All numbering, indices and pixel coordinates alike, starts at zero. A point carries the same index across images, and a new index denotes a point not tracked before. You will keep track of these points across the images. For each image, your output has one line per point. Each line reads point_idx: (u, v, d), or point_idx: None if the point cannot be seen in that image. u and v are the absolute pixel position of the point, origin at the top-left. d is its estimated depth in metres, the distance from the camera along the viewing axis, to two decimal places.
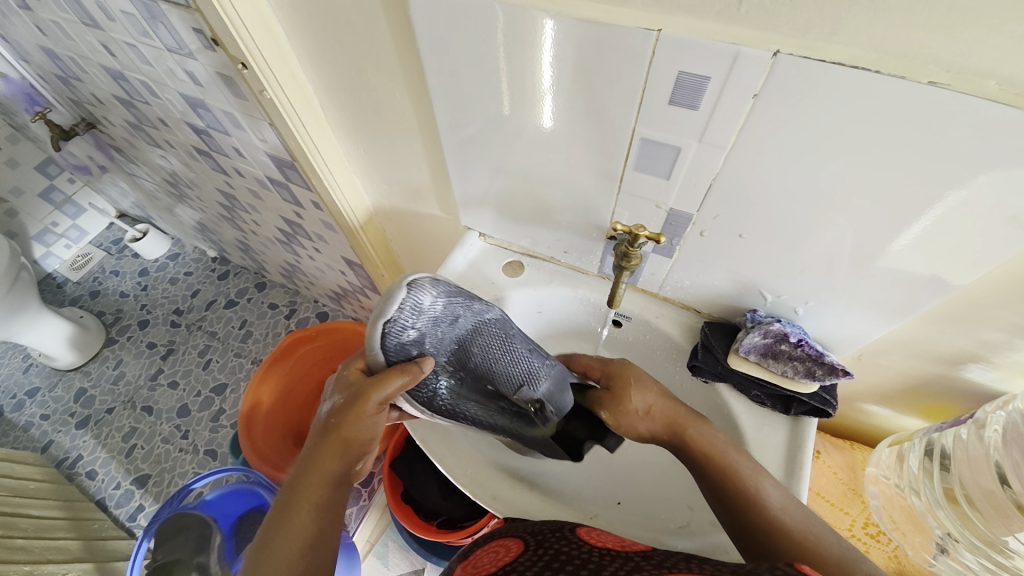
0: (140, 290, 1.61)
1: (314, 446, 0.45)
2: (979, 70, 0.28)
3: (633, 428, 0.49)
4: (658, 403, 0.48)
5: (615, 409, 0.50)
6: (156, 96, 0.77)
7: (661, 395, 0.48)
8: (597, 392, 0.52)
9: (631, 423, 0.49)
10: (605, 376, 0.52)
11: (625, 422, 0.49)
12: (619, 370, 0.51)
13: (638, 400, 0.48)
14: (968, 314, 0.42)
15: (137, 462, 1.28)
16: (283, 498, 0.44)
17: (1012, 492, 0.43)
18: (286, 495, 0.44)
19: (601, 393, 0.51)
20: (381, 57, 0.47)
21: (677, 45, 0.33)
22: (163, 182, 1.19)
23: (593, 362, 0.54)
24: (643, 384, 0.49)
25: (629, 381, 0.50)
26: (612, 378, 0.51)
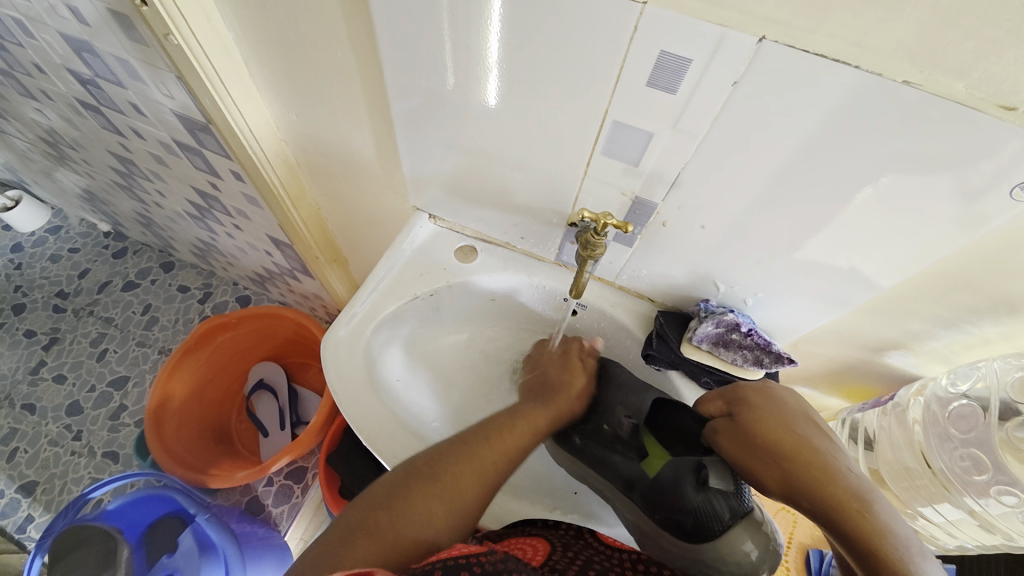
0: (11, 269, 1.36)
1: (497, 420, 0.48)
2: (949, 72, 0.28)
3: (758, 473, 0.44)
4: (806, 455, 0.42)
5: (744, 450, 0.45)
6: (24, 34, 0.63)
7: (807, 446, 0.43)
8: (723, 425, 0.47)
9: (761, 472, 0.44)
10: (738, 409, 0.47)
11: (751, 468, 0.45)
12: (756, 406, 0.46)
13: (772, 450, 0.44)
14: (898, 306, 0.45)
15: (19, 468, 1.10)
16: (448, 457, 0.44)
17: (933, 471, 0.52)
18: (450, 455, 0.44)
19: (733, 426, 0.46)
20: (319, 5, 0.41)
21: (662, 22, 0.31)
22: (38, 141, 1.00)
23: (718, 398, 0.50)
24: (785, 430, 0.44)
25: (768, 419, 0.45)
26: (746, 412, 0.46)
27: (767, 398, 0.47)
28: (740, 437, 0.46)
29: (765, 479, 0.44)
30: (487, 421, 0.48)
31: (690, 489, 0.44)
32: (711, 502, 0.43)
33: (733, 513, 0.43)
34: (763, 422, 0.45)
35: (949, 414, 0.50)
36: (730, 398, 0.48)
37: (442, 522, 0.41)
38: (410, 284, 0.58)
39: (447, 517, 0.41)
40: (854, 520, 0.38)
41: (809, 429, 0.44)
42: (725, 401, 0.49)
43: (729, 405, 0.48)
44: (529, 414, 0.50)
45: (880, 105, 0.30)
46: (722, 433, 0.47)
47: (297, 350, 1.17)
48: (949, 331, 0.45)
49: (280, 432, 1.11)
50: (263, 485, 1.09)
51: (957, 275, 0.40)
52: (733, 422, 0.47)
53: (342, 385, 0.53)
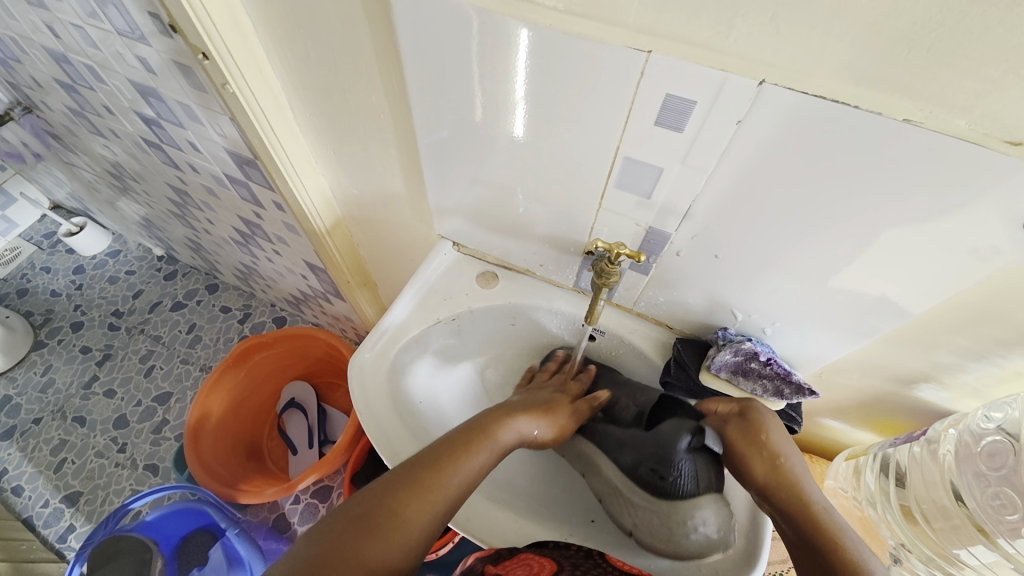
0: (74, 290, 1.48)
1: (455, 442, 0.47)
2: (950, 110, 0.29)
3: (750, 462, 0.48)
4: (795, 464, 0.47)
5: (746, 443, 0.48)
6: (101, 82, 0.71)
7: (797, 460, 0.47)
8: (731, 418, 0.50)
9: (756, 467, 0.47)
10: (749, 408, 0.50)
11: (746, 460, 0.48)
12: (765, 411, 0.50)
13: (772, 452, 0.47)
14: (924, 337, 0.44)
15: (67, 478, 1.17)
16: (402, 482, 0.43)
17: (969, 511, 0.47)
18: (405, 479, 0.44)
19: (740, 422, 0.50)
20: (357, 55, 0.45)
21: (666, 68, 0.33)
22: (105, 173, 1.10)
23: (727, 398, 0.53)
24: (784, 438, 0.48)
25: (773, 424, 0.49)
26: (755, 412, 0.50)
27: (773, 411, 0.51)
28: (745, 432, 0.49)
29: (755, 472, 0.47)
30: (443, 441, 0.47)
31: (682, 452, 0.49)
32: (695, 463, 0.49)
33: (707, 483, 0.48)
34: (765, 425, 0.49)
35: (980, 450, 0.46)
36: (741, 398, 0.51)
37: (408, 544, 0.41)
38: (433, 310, 0.61)
39: (406, 540, 0.41)
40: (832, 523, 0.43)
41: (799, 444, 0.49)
42: (735, 400, 0.51)
43: (737, 402, 0.51)
44: (487, 429, 0.49)
45: (884, 141, 0.31)
46: (728, 424, 0.50)
47: (327, 370, 1.22)
48: (980, 363, 0.44)
49: (308, 450, 1.15)
50: (289, 503, 1.11)
51: (980, 305, 0.39)
52: (741, 418, 0.50)
53: (366, 404, 0.55)
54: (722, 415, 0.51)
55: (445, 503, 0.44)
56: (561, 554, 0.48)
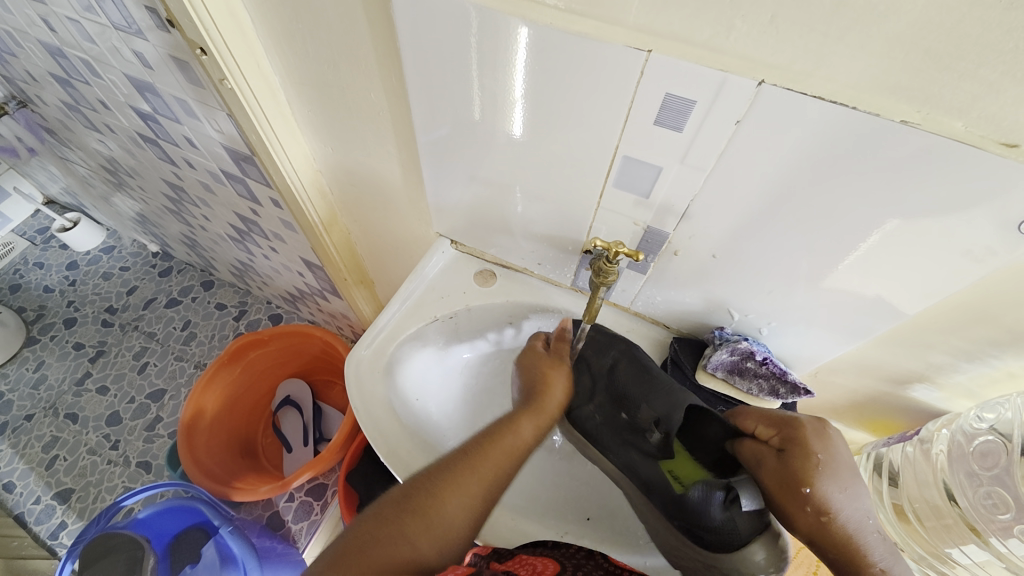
0: (67, 285, 1.47)
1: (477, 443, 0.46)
2: (946, 112, 0.29)
3: (790, 513, 0.43)
4: (843, 515, 0.42)
5: (785, 495, 0.43)
6: (96, 76, 0.70)
7: (846, 507, 0.42)
8: (768, 456, 0.44)
9: (797, 517, 0.43)
10: (792, 448, 0.43)
11: (785, 509, 0.43)
12: (811, 451, 0.43)
13: (817, 505, 0.42)
14: (919, 337, 0.44)
15: (58, 475, 1.16)
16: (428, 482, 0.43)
17: (960, 510, 0.48)
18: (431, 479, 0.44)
19: (780, 466, 0.43)
20: (356, 54, 0.45)
21: (666, 67, 0.33)
22: (100, 168, 1.09)
23: (762, 419, 0.46)
24: (833, 486, 0.42)
25: (820, 469, 0.42)
26: (798, 454, 0.43)
27: (819, 436, 0.44)
28: (785, 480, 0.43)
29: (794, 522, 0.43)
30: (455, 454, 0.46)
31: (716, 506, 0.43)
32: (734, 521, 0.42)
33: (752, 529, 0.42)
34: (809, 469, 0.42)
35: (973, 449, 0.47)
36: (784, 431, 0.44)
37: (424, 553, 0.41)
38: (430, 307, 0.61)
39: (423, 550, 0.41)
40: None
41: (851, 482, 0.43)
42: (777, 431, 0.45)
43: (778, 436, 0.45)
44: (498, 435, 0.46)
45: (882, 142, 0.31)
46: (765, 467, 0.44)
47: (323, 368, 1.22)
48: (973, 364, 0.44)
49: (303, 448, 1.14)
50: (284, 501, 1.11)
51: (973, 306, 0.40)
52: (782, 460, 0.43)
53: (362, 401, 0.55)
54: (760, 450, 0.45)
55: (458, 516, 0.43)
56: (564, 553, 0.51)
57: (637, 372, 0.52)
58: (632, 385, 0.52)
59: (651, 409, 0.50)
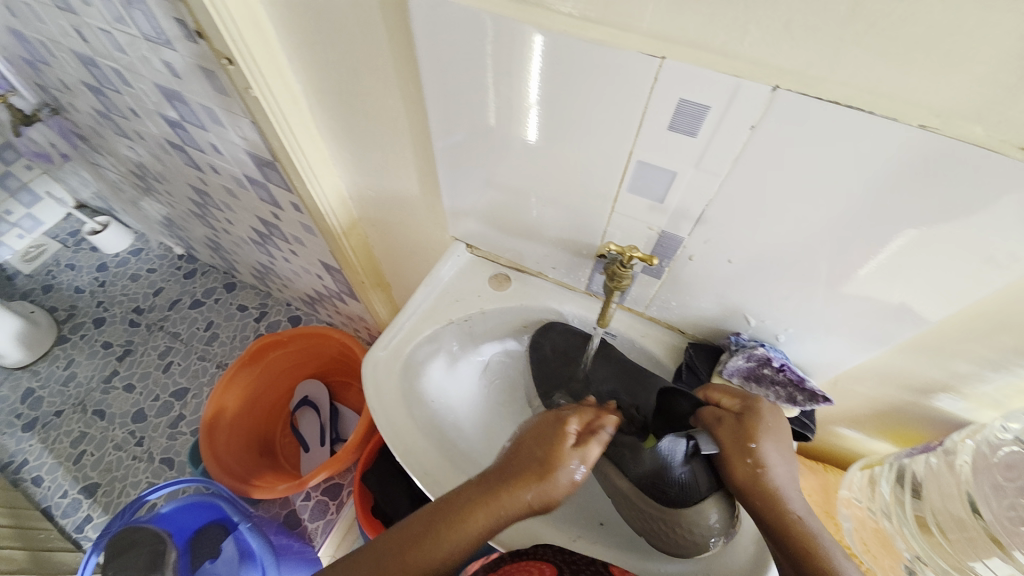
0: (97, 286, 1.52)
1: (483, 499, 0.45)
2: (966, 116, 0.29)
3: (732, 465, 0.46)
4: (776, 474, 0.45)
5: (733, 446, 0.46)
6: (128, 85, 0.73)
7: (780, 471, 0.45)
8: (727, 416, 0.48)
9: (735, 467, 0.45)
10: (749, 413, 0.47)
11: (727, 459, 0.46)
12: (764, 418, 0.47)
13: (757, 458, 0.45)
14: (941, 345, 0.43)
15: (86, 469, 1.20)
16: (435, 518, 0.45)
17: (984, 522, 0.46)
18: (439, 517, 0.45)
19: (734, 423, 0.47)
20: (376, 62, 0.46)
21: (679, 73, 0.33)
22: (129, 174, 1.13)
23: (728, 391, 0.50)
24: (775, 449, 0.46)
25: (766, 432, 0.46)
26: (754, 417, 0.47)
27: (773, 411, 0.48)
28: (736, 435, 0.46)
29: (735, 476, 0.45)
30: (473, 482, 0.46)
31: (678, 461, 0.46)
32: (694, 477, 0.46)
33: (710, 486, 0.46)
34: (757, 429, 0.46)
35: (998, 460, 0.46)
36: (746, 399, 0.48)
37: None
38: (445, 310, 0.62)
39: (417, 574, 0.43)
40: (798, 535, 0.42)
41: (790, 455, 0.47)
42: (739, 400, 0.49)
43: (740, 401, 0.49)
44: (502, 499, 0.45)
45: (900, 147, 0.31)
46: (721, 424, 0.48)
47: (339, 369, 1.24)
48: (999, 373, 0.43)
49: (319, 448, 1.16)
50: (300, 500, 1.13)
51: (998, 313, 0.39)
52: (738, 419, 0.47)
53: (379, 401, 0.56)
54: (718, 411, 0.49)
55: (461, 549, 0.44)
56: (564, 558, 0.48)
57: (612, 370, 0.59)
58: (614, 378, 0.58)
59: (629, 396, 0.56)
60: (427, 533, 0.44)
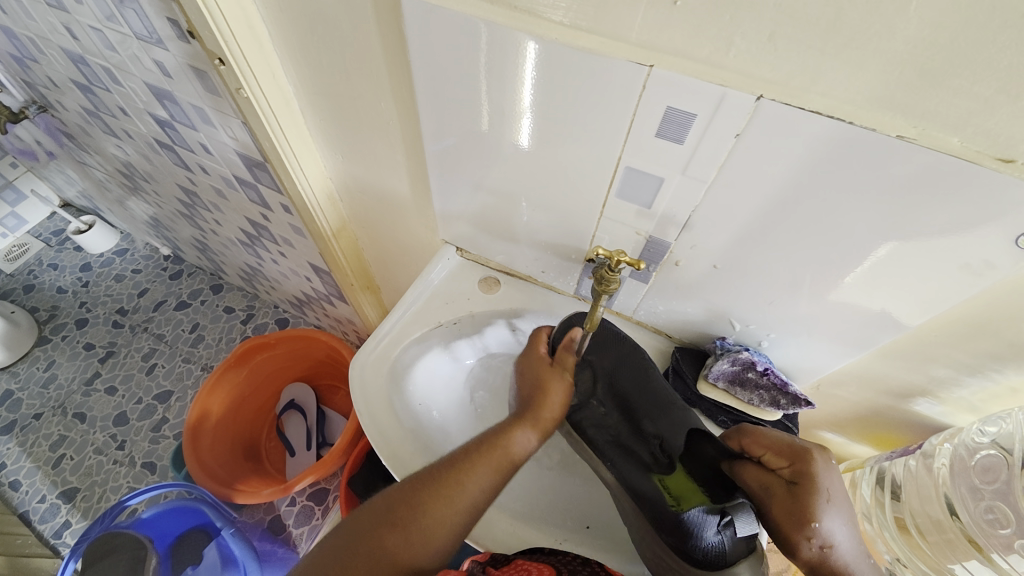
0: (80, 287, 1.49)
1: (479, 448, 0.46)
2: (942, 127, 0.30)
3: (792, 541, 0.42)
4: (841, 547, 0.41)
5: (790, 522, 0.42)
6: (117, 84, 0.73)
7: (846, 542, 0.42)
8: (777, 485, 0.43)
9: (797, 546, 0.42)
10: (802, 481, 0.43)
11: (786, 536, 0.42)
12: (822, 486, 0.42)
13: (822, 538, 0.41)
14: (919, 350, 0.45)
15: (65, 474, 1.17)
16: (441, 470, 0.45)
17: (961, 524, 0.47)
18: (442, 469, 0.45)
19: (789, 496, 0.43)
20: (369, 66, 0.47)
21: (667, 81, 0.34)
22: (116, 173, 1.12)
23: (773, 445, 0.45)
24: (839, 521, 0.42)
25: (827, 501, 0.42)
26: (808, 487, 0.42)
27: (826, 464, 0.43)
28: (792, 509, 0.42)
29: (795, 551, 0.42)
30: (465, 446, 0.47)
31: (712, 531, 0.42)
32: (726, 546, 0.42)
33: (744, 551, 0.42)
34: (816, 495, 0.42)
35: (975, 463, 0.46)
36: (796, 463, 0.43)
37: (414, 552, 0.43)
38: (434, 313, 0.62)
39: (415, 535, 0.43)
40: None
41: (852, 518, 0.43)
42: (789, 462, 0.44)
43: (789, 466, 0.44)
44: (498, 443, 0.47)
45: (877, 157, 0.32)
46: (773, 495, 0.43)
47: (328, 372, 1.23)
48: (975, 378, 0.45)
49: (307, 452, 1.16)
50: (286, 505, 1.11)
51: (973, 319, 0.40)
52: (791, 491, 0.43)
53: (366, 403, 0.56)
54: (764, 474, 0.45)
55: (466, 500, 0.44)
56: (561, 560, 0.47)
57: (628, 383, 0.55)
58: (641, 402, 0.54)
59: (654, 425, 0.53)
60: (424, 490, 0.44)
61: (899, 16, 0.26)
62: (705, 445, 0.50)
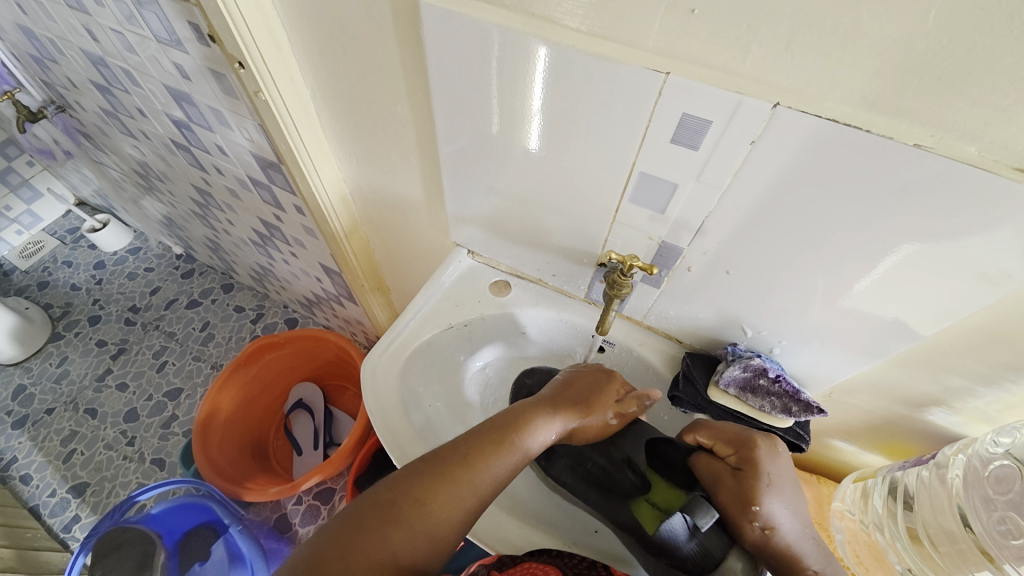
0: (94, 284, 1.52)
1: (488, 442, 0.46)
2: (959, 137, 0.30)
3: (740, 525, 0.44)
4: (783, 530, 0.43)
5: (737, 507, 0.44)
6: (136, 85, 0.74)
7: (787, 524, 0.44)
8: (725, 473, 0.46)
9: (743, 528, 0.44)
10: (747, 468, 0.46)
11: (733, 520, 0.45)
12: (763, 471, 0.46)
13: (764, 520, 0.43)
14: (933, 359, 0.44)
15: (76, 469, 1.19)
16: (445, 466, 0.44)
17: (974, 535, 0.46)
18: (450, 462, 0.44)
19: (735, 483, 0.45)
20: (386, 71, 0.47)
21: (683, 88, 0.34)
22: (132, 172, 1.13)
23: (721, 437, 0.48)
24: (780, 504, 0.44)
25: (768, 485, 0.45)
26: (751, 472, 0.46)
27: (767, 451, 0.47)
28: (739, 494, 0.45)
29: (744, 534, 0.44)
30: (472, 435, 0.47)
31: (683, 537, 0.43)
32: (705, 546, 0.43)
33: (721, 544, 0.44)
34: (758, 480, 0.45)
35: (988, 474, 0.46)
36: (741, 451, 0.47)
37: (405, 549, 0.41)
38: (444, 315, 0.62)
39: (413, 528, 0.42)
40: None
41: (793, 501, 0.46)
42: (734, 450, 0.47)
43: (736, 453, 0.47)
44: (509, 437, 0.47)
45: (893, 166, 0.32)
46: (722, 483, 0.46)
47: (336, 372, 1.24)
48: (990, 389, 0.44)
49: (314, 452, 1.16)
50: (293, 504, 1.12)
51: (989, 329, 0.40)
52: (736, 476, 0.46)
53: (376, 402, 0.57)
54: (713, 465, 0.47)
55: (470, 498, 0.44)
56: (566, 563, 0.47)
57: None
58: (610, 424, 0.53)
59: (621, 448, 0.51)
60: (427, 479, 0.43)
61: (917, 25, 0.26)
62: (669, 449, 0.51)
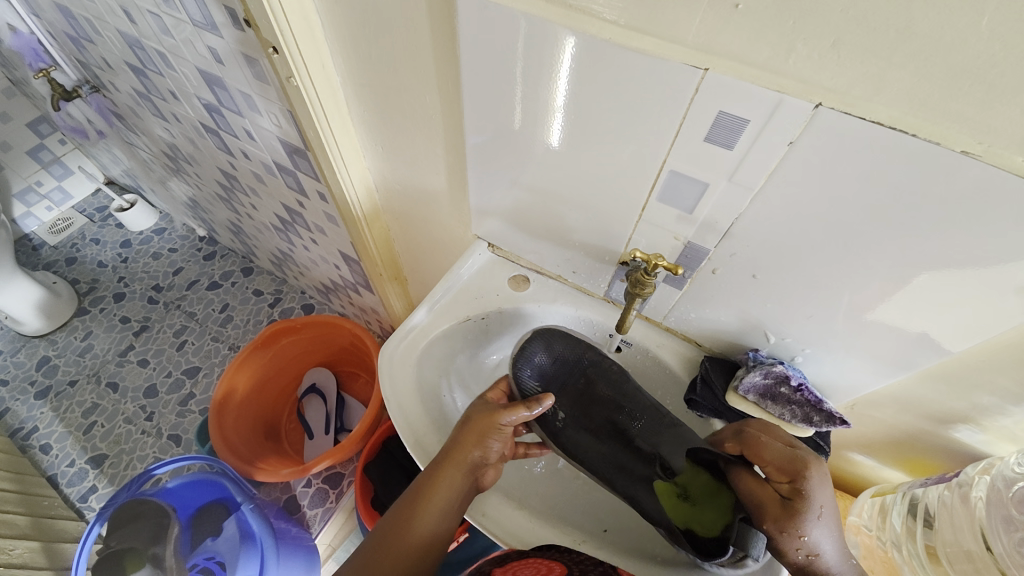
0: (119, 262, 1.55)
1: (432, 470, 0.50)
2: (1009, 146, 0.29)
3: (782, 550, 0.42)
4: (826, 558, 0.41)
5: (780, 531, 0.41)
6: (170, 68, 0.76)
7: (829, 548, 0.42)
8: (771, 502, 0.42)
9: (784, 552, 0.42)
10: (798, 498, 0.41)
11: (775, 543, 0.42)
12: (813, 502, 0.41)
13: (808, 548, 0.41)
14: (963, 374, 0.43)
15: (95, 440, 1.22)
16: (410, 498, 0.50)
17: (994, 556, 0.44)
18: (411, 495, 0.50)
19: (781, 512, 0.41)
20: (418, 62, 0.48)
21: (720, 86, 0.33)
22: (161, 154, 1.16)
23: (781, 461, 0.43)
24: (826, 531, 0.41)
25: (817, 515, 0.41)
26: (803, 504, 0.41)
27: (820, 476, 0.42)
28: (783, 522, 0.41)
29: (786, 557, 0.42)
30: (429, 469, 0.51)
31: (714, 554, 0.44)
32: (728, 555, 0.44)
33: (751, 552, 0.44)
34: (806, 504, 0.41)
35: (1011, 495, 0.44)
36: (795, 481, 0.42)
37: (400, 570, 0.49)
38: (464, 306, 0.62)
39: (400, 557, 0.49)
40: None
41: (837, 527, 0.42)
42: (789, 479, 0.42)
43: (788, 482, 0.42)
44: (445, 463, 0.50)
45: (937, 173, 0.31)
46: (766, 508, 0.42)
47: (349, 359, 1.25)
48: (1020, 408, 0.43)
49: (325, 436, 1.18)
50: (302, 486, 1.14)
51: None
52: (783, 506, 0.42)
53: (393, 390, 0.57)
54: (756, 479, 0.44)
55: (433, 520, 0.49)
56: (572, 559, 0.47)
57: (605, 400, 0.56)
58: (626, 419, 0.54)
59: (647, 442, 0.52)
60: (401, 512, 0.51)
61: (970, 28, 0.25)
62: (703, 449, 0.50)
